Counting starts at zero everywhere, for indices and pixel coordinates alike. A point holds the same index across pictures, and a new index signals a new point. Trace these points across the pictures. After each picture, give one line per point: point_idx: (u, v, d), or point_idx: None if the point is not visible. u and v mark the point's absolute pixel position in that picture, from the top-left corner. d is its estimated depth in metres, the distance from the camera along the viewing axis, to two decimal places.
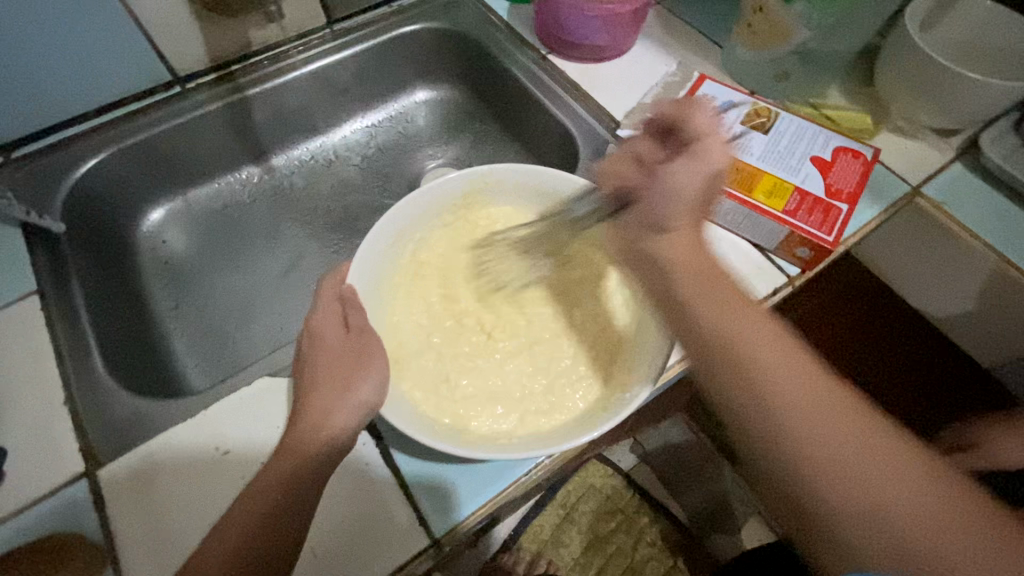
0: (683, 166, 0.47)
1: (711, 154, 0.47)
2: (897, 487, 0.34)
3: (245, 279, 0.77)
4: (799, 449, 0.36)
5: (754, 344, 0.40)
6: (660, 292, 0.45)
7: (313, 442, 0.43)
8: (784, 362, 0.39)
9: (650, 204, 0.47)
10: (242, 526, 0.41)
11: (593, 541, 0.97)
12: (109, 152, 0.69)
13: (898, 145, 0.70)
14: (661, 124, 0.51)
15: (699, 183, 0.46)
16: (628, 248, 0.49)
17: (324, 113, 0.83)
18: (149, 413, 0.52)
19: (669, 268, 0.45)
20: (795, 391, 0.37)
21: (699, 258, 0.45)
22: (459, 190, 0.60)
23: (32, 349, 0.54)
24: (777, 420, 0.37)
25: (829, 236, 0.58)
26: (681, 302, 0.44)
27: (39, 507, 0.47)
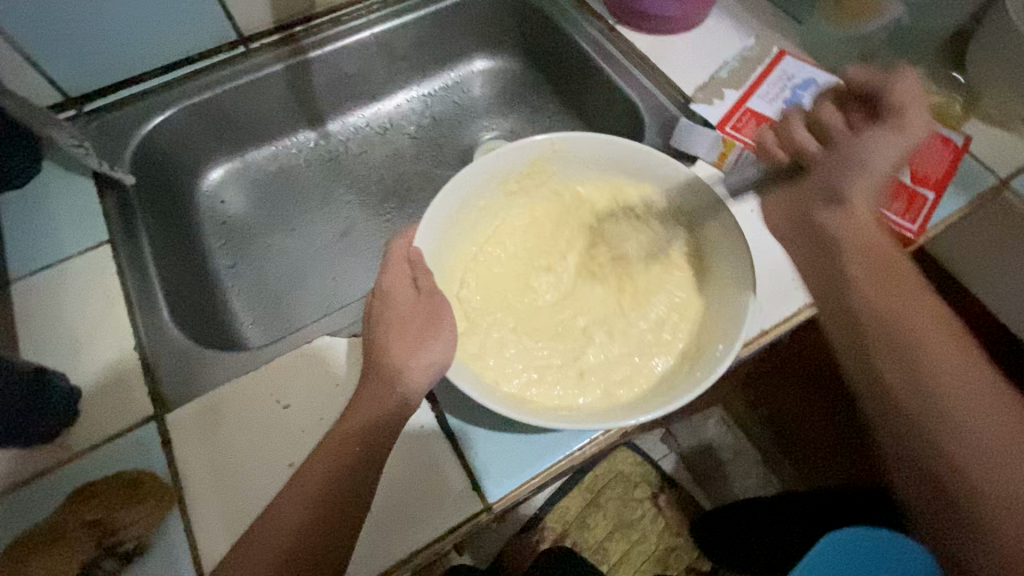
0: (879, 140, 0.49)
1: (913, 128, 0.49)
2: (990, 406, 0.42)
3: (301, 241, 0.78)
4: (924, 371, 0.43)
5: (913, 334, 0.44)
6: (822, 240, 0.50)
7: (387, 402, 0.44)
8: (932, 340, 0.44)
9: (830, 175, 0.51)
10: (319, 478, 0.42)
11: (618, 526, 0.96)
12: (175, 110, 0.70)
13: (992, 134, 0.64)
14: (843, 96, 0.55)
15: (890, 156, 0.49)
16: (795, 213, 0.53)
17: (382, 79, 0.83)
18: (213, 364, 0.53)
19: (837, 235, 0.50)
20: (921, 316, 0.45)
21: (864, 228, 0.49)
22: (526, 159, 0.57)
23: (105, 296, 0.56)
24: (906, 323, 0.45)
25: (913, 225, 0.56)
26: (853, 277, 0.48)
27: (110, 445, 0.49)
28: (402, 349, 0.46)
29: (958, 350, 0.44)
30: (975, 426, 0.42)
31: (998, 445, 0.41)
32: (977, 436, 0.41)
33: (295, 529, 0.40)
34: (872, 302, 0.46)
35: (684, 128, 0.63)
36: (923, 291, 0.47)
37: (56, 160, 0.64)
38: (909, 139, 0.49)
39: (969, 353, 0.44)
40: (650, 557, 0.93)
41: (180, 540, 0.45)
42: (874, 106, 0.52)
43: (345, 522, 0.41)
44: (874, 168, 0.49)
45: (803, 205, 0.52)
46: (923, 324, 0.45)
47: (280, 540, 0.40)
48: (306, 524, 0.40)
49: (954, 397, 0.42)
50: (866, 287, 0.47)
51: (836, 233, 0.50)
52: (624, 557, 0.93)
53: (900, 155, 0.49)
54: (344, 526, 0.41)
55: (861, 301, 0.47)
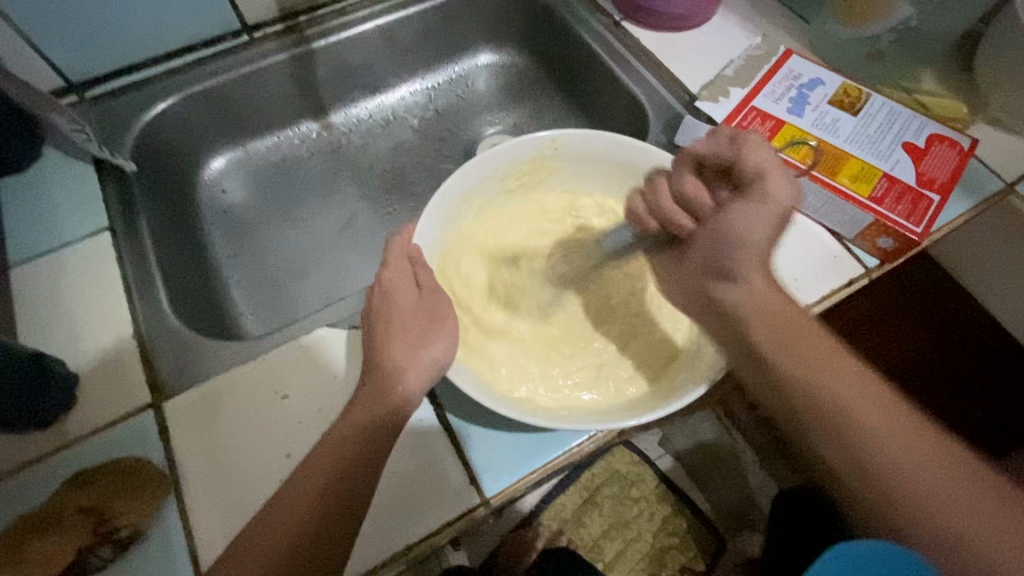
0: (747, 214, 0.45)
1: (775, 197, 0.44)
2: (944, 469, 0.39)
3: (302, 233, 0.77)
4: (845, 420, 0.41)
5: (817, 373, 0.42)
6: (734, 344, 0.46)
7: (391, 398, 0.44)
8: (849, 382, 0.42)
9: (713, 254, 0.48)
10: (321, 473, 0.41)
11: (614, 525, 0.96)
12: (177, 98, 0.69)
13: (998, 137, 0.64)
14: (703, 162, 0.49)
15: (763, 231, 0.45)
16: (692, 294, 0.50)
17: (386, 72, 0.82)
18: (212, 354, 0.53)
19: (743, 313, 0.45)
20: (844, 387, 0.42)
21: (774, 307, 0.44)
22: (528, 156, 0.57)
23: (105, 283, 0.56)
24: (839, 407, 0.41)
25: (918, 228, 0.55)
26: (756, 343, 0.44)
27: (107, 433, 0.48)
28: (403, 343, 0.45)
29: (893, 429, 0.40)
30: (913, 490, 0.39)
31: (938, 512, 0.38)
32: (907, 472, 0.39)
33: (296, 525, 0.40)
34: (812, 381, 0.42)
35: (688, 125, 0.62)
36: (846, 363, 0.43)
37: (56, 145, 0.64)
38: (777, 210, 0.44)
39: (901, 425, 0.40)
40: (645, 556, 0.95)
41: (176, 529, 0.45)
42: (721, 169, 0.49)
43: (346, 517, 0.41)
44: (741, 249, 0.46)
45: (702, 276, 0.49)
46: (853, 390, 0.41)
47: (282, 537, 0.40)
48: (308, 520, 0.40)
49: (902, 484, 0.39)
50: (768, 356, 0.44)
51: (740, 312, 0.45)
52: (619, 555, 0.95)
53: (771, 230, 0.45)
54: (345, 522, 0.41)
55: (786, 375, 0.43)
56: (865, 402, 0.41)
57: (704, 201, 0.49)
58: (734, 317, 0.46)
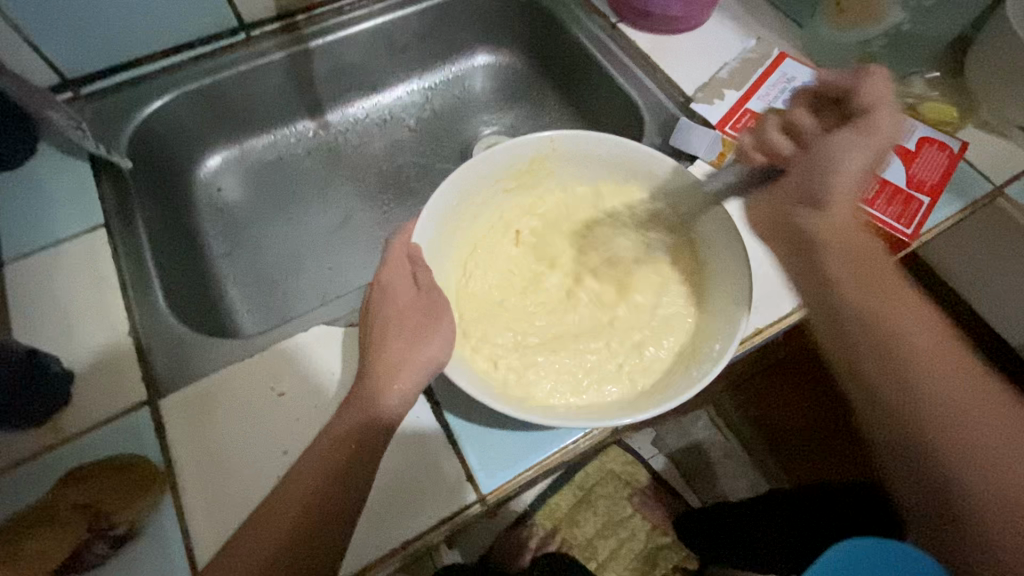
0: (849, 142, 0.46)
1: (883, 130, 0.47)
2: (975, 406, 0.41)
3: (298, 231, 0.78)
4: (905, 357, 0.43)
5: (884, 309, 0.45)
6: (810, 264, 0.48)
7: (389, 397, 0.44)
8: (912, 326, 0.44)
9: (809, 178, 0.48)
10: (319, 470, 0.42)
11: (607, 524, 0.97)
12: (174, 95, 0.69)
13: (987, 141, 0.65)
14: (821, 96, 0.52)
15: (859, 160, 0.46)
16: (779, 214, 0.51)
17: (384, 71, 0.82)
18: (209, 351, 0.53)
19: (822, 240, 0.47)
20: (911, 319, 0.44)
21: (857, 232, 0.47)
22: (525, 156, 0.57)
23: (100, 280, 0.56)
24: (895, 332, 0.44)
25: (908, 228, 0.56)
26: (829, 271, 0.47)
27: (102, 430, 0.48)
28: (400, 339, 0.46)
29: (964, 379, 0.42)
30: (973, 429, 0.41)
31: (1002, 444, 0.40)
32: (971, 431, 0.41)
33: (293, 523, 0.40)
34: (880, 316, 0.44)
35: (683, 127, 0.63)
36: (916, 299, 0.45)
37: (52, 142, 0.64)
38: (880, 145, 0.46)
39: (971, 378, 0.42)
40: (638, 555, 0.95)
41: (171, 525, 0.45)
42: (829, 99, 0.52)
43: (344, 514, 0.41)
44: (840, 194, 0.47)
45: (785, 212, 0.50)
46: (918, 326, 0.44)
47: (280, 533, 0.40)
48: (305, 517, 0.40)
49: (947, 414, 0.41)
50: (836, 287, 0.46)
51: (813, 233, 0.48)
52: (612, 555, 0.94)
53: (872, 164, 0.47)
54: (342, 519, 0.41)
55: (838, 290, 0.46)
56: (932, 342, 0.43)
57: (810, 123, 0.51)
58: (816, 244, 0.48)
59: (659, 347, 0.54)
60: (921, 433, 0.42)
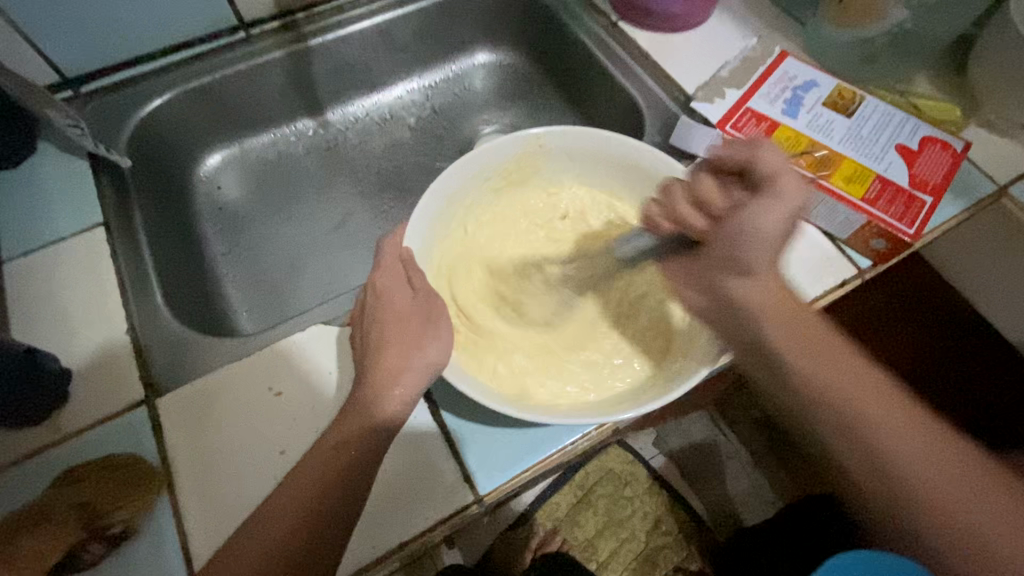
0: (760, 207, 0.43)
1: (789, 195, 0.42)
2: (936, 458, 0.40)
3: (297, 230, 0.77)
4: (855, 419, 0.42)
5: (825, 388, 0.43)
6: (719, 308, 0.46)
7: (389, 402, 0.43)
8: (849, 386, 0.42)
9: (728, 248, 0.44)
10: (318, 476, 0.41)
11: (607, 525, 0.97)
12: (173, 94, 0.69)
13: (989, 140, 0.64)
14: (720, 164, 0.47)
15: (777, 218, 0.42)
16: (704, 288, 0.47)
17: (384, 70, 0.82)
18: (207, 350, 0.53)
19: (752, 307, 0.44)
20: (850, 383, 0.42)
21: (781, 299, 0.44)
22: (513, 155, 0.57)
23: (98, 279, 0.55)
24: (840, 402, 0.42)
25: (910, 229, 0.55)
26: (763, 338, 0.44)
27: (99, 429, 0.48)
28: (397, 340, 0.45)
29: (905, 425, 0.41)
30: (917, 490, 0.40)
31: (949, 497, 0.40)
32: (921, 477, 0.40)
33: (289, 530, 0.40)
34: (858, 407, 0.42)
35: (683, 126, 0.63)
36: (852, 358, 0.44)
37: (51, 141, 0.63)
38: (789, 202, 0.42)
39: (910, 427, 0.41)
40: (637, 556, 0.95)
41: (168, 525, 0.45)
42: (729, 167, 0.47)
43: (341, 519, 0.41)
44: (758, 257, 0.44)
45: (704, 273, 0.47)
46: (854, 386, 0.42)
47: (277, 539, 0.40)
48: (303, 523, 0.40)
49: (909, 482, 0.40)
50: (773, 349, 0.44)
51: (749, 303, 0.45)
52: (612, 555, 0.95)
53: (782, 222, 0.43)
54: (339, 520, 0.41)
55: (799, 377, 0.43)
56: (851, 388, 0.42)
57: (719, 202, 0.46)
58: (740, 309, 0.45)
59: (659, 347, 0.54)
60: (888, 494, 0.41)
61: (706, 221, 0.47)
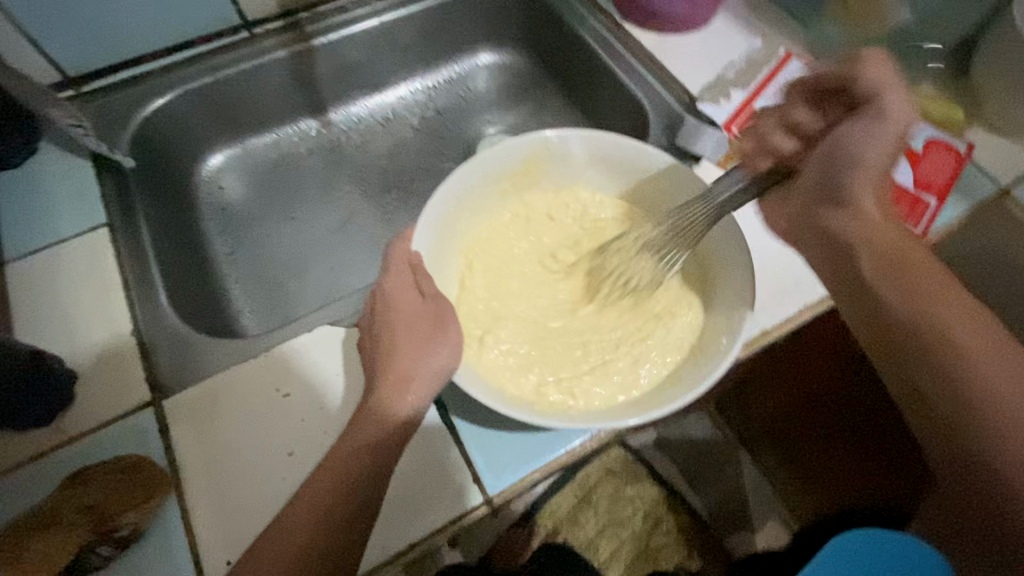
0: (860, 130, 0.47)
1: (892, 115, 0.47)
2: None
3: (300, 231, 0.77)
4: (963, 365, 0.42)
5: (945, 326, 0.44)
6: (840, 256, 0.49)
7: (400, 404, 0.43)
8: (971, 335, 0.43)
9: (825, 175, 0.50)
10: (331, 482, 0.41)
11: (609, 525, 0.97)
12: (176, 93, 0.69)
13: (992, 141, 0.64)
14: (816, 88, 0.51)
15: (880, 147, 0.47)
16: (805, 217, 0.52)
17: (387, 69, 0.82)
18: (213, 351, 0.53)
19: (852, 236, 0.49)
20: (931, 307, 0.44)
21: (886, 226, 0.49)
22: (521, 157, 0.57)
23: (103, 280, 0.55)
24: (982, 377, 0.42)
25: (917, 228, 0.57)
26: (860, 275, 0.48)
27: (106, 431, 0.48)
28: (407, 343, 0.45)
29: (1005, 358, 0.42)
30: (994, 447, 0.41)
31: None
32: (1008, 425, 0.40)
33: (301, 533, 0.40)
34: (897, 252, 0.47)
35: (688, 127, 0.63)
36: (939, 277, 0.46)
37: (53, 140, 0.63)
38: (891, 130, 0.47)
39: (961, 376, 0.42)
40: (639, 554, 0.96)
41: (177, 528, 0.44)
42: (824, 93, 0.51)
43: (353, 524, 0.41)
44: (859, 172, 0.48)
45: (805, 211, 0.52)
46: (921, 261, 0.46)
47: (291, 545, 0.40)
48: (317, 530, 0.40)
49: (979, 404, 0.41)
50: (873, 286, 0.47)
51: (847, 236, 0.49)
52: (614, 555, 0.95)
53: (891, 142, 0.47)
54: (352, 522, 0.41)
55: (857, 243, 0.49)
56: (909, 301, 0.45)
57: (811, 122, 0.52)
58: (839, 240, 0.50)
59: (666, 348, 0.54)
60: (964, 451, 0.42)
61: (795, 152, 0.52)
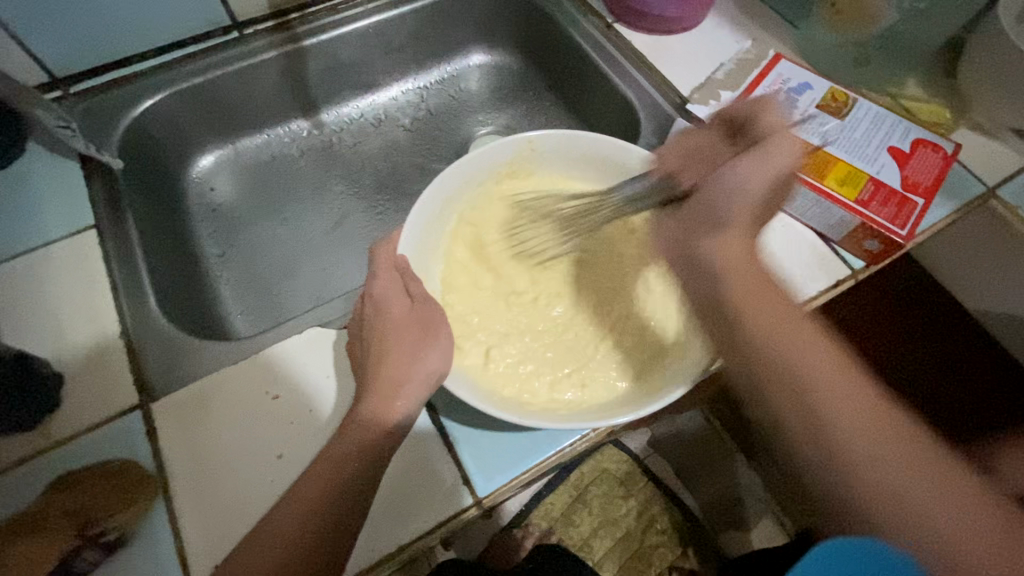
0: (746, 165, 0.46)
1: (780, 153, 0.45)
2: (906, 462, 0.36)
3: (292, 232, 0.77)
4: (811, 399, 0.39)
5: (792, 361, 0.40)
6: (704, 289, 0.45)
7: (389, 406, 0.43)
8: (818, 358, 0.40)
9: (707, 210, 0.47)
10: (320, 487, 0.41)
11: (603, 523, 0.96)
12: (165, 93, 0.68)
13: (978, 143, 0.65)
14: (730, 122, 0.52)
15: (761, 179, 0.45)
16: (682, 246, 0.47)
17: (379, 70, 0.82)
18: (202, 353, 0.52)
19: (718, 265, 0.44)
20: (801, 347, 0.41)
21: (745, 255, 0.44)
22: (506, 159, 0.57)
23: (90, 282, 0.55)
24: (822, 406, 0.39)
25: (903, 230, 0.56)
26: (724, 298, 0.43)
27: (92, 434, 0.48)
28: (396, 345, 0.45)
29: (871, 423, 0.38)
30: (879, 506, 0.36)
31: (903, 498, 0.36)
32: (880, 474, 0.37)
33: (289, 536, 0.40)
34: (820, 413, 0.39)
35: (679, 128, 0.63)
36: (779, 303, 0.43)
37: (40, 141, 0.62)
38: (779, 165, 0.45)
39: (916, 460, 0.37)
40: (633, 554, 0.94)
41: (165, 531, 0.44)
42: (734, 127, 0.51)
43: (342, 528, 0.41)
44: (736, 210, 0.46)
45: (687, 231, 0.47)
46: (813, 361, 0.40)
47: (279, 550, 0.40)
48: (306, 536, 0.40)
49: (848, 458, 0.37)
50: (739, 313, 0.42)
51: (718, 265, 0.44)
52: (607, 554, 0.93)
53: (777, 178, 0.45)
54: (341, 524, 0.41)
55: (736, 312, 0.42)
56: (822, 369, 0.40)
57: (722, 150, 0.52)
58: (712, 272, 0.44)
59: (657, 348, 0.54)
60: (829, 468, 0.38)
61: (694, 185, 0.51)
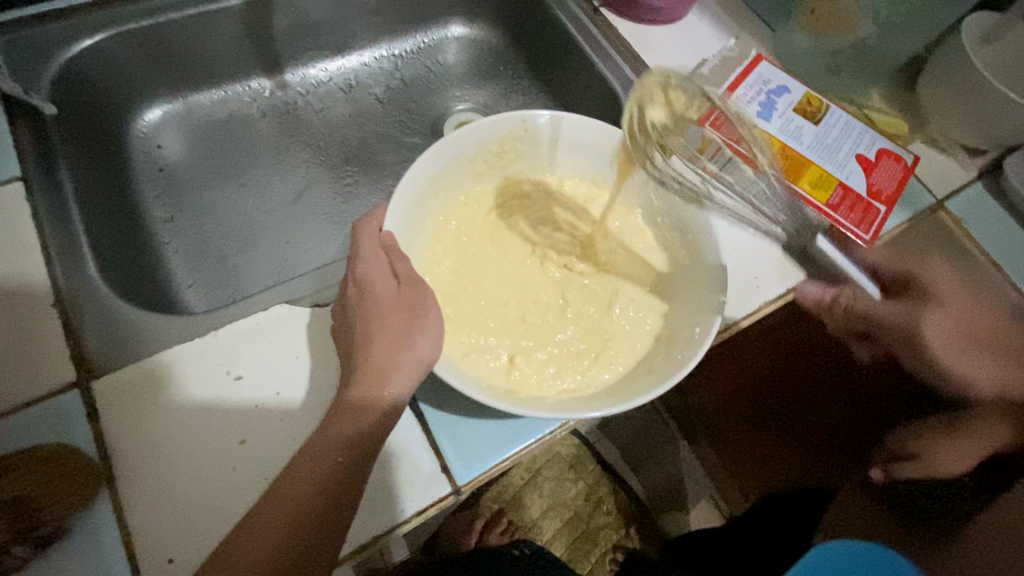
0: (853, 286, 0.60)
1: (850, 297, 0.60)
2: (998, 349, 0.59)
3: (249, 199, 0.71)
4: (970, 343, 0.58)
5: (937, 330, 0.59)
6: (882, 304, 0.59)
7: (377, 396, 0.41)
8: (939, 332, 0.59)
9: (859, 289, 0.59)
10: (307, 481, 0.39)
11: (551, 505, 0.98)
12: (108, 34, 0.60)
13: (931, 156, 0.69)
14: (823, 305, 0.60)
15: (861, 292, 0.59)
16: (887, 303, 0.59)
17: (352, 32, 0.77)
18: (151, 329, 0.47)
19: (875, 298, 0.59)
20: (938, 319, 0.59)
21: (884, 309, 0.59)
22: (495, 136, 0.54)
23: (16, 244, 0.48)
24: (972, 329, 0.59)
25: (868, 233, 0.60)
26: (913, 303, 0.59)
27: (20, 415, 0.42)
28: (384, 328, 0.43)
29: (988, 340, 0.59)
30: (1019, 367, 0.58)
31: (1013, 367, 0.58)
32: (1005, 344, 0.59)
33: (274, 531, 0.38)
34: (961, 335, 0.58)
35: (664, 119, 0.62)
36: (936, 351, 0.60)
37: None
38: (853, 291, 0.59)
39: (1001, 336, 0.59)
40: (580, 534, 0.98)
41: (109, 524, 0.40)
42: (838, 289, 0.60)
43: (329, 527, 0.38)
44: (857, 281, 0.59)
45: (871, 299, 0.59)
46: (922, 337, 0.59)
47: (264, 549, 0.37)
48: (292, 533, 0.38)
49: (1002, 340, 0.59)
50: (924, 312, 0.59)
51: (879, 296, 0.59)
52: (556, 535, 0.97)
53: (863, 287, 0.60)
54: (328, 516, 0.38)
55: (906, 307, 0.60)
56: (948, 326, 0.59)
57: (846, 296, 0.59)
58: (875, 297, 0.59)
59: (642, 343, 0.54)
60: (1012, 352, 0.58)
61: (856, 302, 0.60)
